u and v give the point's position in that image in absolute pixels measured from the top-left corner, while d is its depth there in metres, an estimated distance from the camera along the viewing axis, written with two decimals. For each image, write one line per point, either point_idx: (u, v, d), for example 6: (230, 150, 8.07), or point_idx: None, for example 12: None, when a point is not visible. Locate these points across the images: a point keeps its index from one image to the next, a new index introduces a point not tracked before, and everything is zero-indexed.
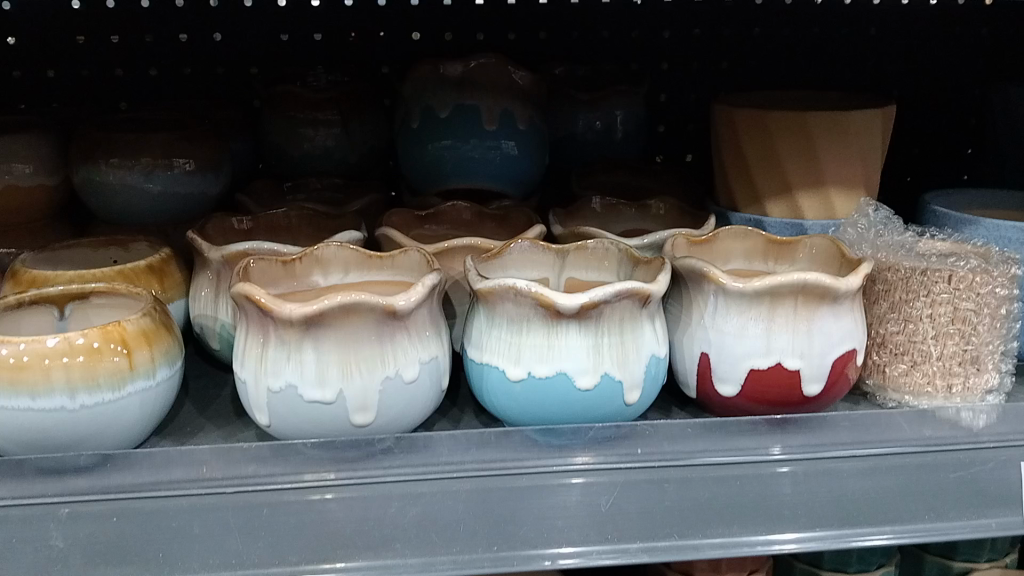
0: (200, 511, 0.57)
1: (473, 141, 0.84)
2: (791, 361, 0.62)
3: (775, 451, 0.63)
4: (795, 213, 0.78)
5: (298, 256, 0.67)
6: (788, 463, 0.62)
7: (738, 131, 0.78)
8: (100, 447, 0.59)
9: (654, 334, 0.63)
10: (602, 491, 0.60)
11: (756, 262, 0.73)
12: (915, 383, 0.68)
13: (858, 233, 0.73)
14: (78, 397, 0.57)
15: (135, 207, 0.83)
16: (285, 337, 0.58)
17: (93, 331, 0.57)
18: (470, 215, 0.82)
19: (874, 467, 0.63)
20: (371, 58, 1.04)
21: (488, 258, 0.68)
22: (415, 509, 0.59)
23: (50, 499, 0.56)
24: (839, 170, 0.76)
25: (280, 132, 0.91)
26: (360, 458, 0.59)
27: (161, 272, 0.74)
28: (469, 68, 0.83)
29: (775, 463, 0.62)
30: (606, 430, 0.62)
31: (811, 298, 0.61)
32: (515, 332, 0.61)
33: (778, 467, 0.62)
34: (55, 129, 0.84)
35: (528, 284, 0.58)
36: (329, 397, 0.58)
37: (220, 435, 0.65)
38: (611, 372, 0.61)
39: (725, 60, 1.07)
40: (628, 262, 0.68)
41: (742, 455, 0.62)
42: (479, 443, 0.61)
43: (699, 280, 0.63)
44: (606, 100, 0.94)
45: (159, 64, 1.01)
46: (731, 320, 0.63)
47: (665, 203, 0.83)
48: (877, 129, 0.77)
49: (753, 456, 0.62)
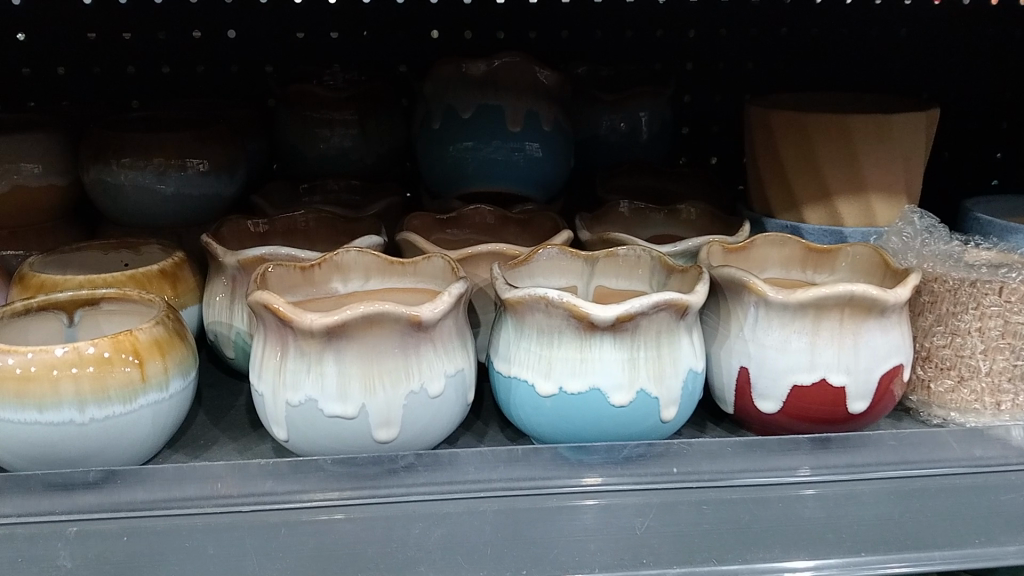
0: (214, 531, 0.54)
1: (497, 143, 0.81)
2: (837, 377, 0.59)
3: (802, 472, 0.60)
4: (833, 220, 0.75)
5: (317, 262, 0.64)
6: (815, 485, 0.59)
7: (774, 134, 0.75)
8: (110, 463, 0.57)
9: (692, 347, 0.60)
10: (635, 513, 0.57)
11: (794, 271, 0.70)
12: (962, 399, 0.65)
13: (902, 242, 0.70)
14: (88, 410, 0.54)
15: (146, 208, 0.80)
16: (305, 349, 0.55)
17: (104, 340, 0.55)
18: (494, 219, 0.79)
19: (917, 491, 0.60)
20: (390, 57, 1.02)
21: (515, 265, 0.65)
22: (440, 530, 0.56)
23: (58, 517, 0.54)
24: (882, 177, 0.73)
25: (295, 132, 0.88)
26: (381, 475, 0.56)
27: (174, 277, 0.71)
28: (493, 68, 0.79)
29: (799, 485, 0.59)
30: (640, 447, 0.59)
31: (857, 311, 0.58)
32: (546, 344, 0.58)
33: (804, 489, 0.59)
34: (65, 128, 0.81)
35: (560, 294, 0.55)
36: (350, 412, 0.55)
37: (236, 448, 0.62)
38: (647, 388, 0.58)
39: (751, 61, 1.04)
40: (661, 271, 0.65)
41: (774, 476, 0.59)
42: (506, 460, 0.57)
43: (738, 290, 0.60)
44: (631, 100, 0.91)
45: (171, 61, 0.99)
46: (773, 333, 0.59)
47: (696, 208, 0.80)
48: (921, 134, 0.73)
49: (785, 477, 0.59)
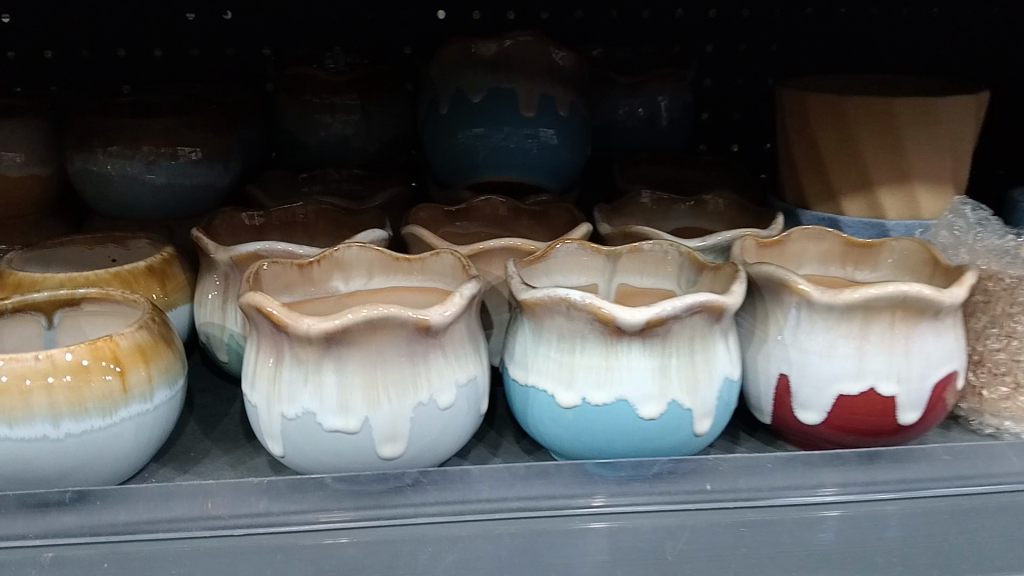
0: (203, 556, 0.49)
1: (509, 129, 0.75)
2: (886, 386, 0.54)
3: (826, 491, 0.54)
4: (875, 212, 0.69)
5: (316, 258, 0.59)
6: (840, 506, 0.54)
7: (811, 120, 0.70)
8: (88, 482, 0.52)
9: (727, 352, 0.55)
10: (664, 536, 0.52)
11: (833, 267, 0.64)
12: (1018, 407, 0.59)
13: (953, 237, 0.64)
14: (64, 425, 0.49)
15: (135, 200, 0.75)
16: (302, 357, 0.50)
17: (82, 346, 0.50)
18: (506, 211, 0.74)
19: (974, 510, 0.54)
20: (394, 40, 0.96)
21: (531, 262, 0.60)
22: (452, 556, 0.50)
23: (32, 542, 0.49)
24: (927, 164, 0.67)
25: (294, 119, 0.83)
26: (387, 493, 0.51)
27: (162, 274, 0.66)
28: (505, 48, 0.74)
29: (822, 506, 0.54)
30: (669, 463, 0.54)
31: (910, 313, 0.53)
32: (567, 350, 0.53)
33: (828, 510, 0.53)
34: (48, 114, 0.76)
35: (584, 296, 0.50)
36: (352, 426, 0.50)
37: (228, 462, 0.57)
38: (679, 399, 0.52)
39: (775, 43, 0.98)
40: (690, 268, 0.60)
41: (797, 494, 0.54)
42: (524, 477, 0.53)
43: (778, 290, 0.55)
44: (650, 84, 0.86)
45: (164, 45, 0.93)
46: (817, 336, 0.54)
47: (724, 200, 0.74)
48: (970, 120, 0.67)
49: (807, 496, 0.54)
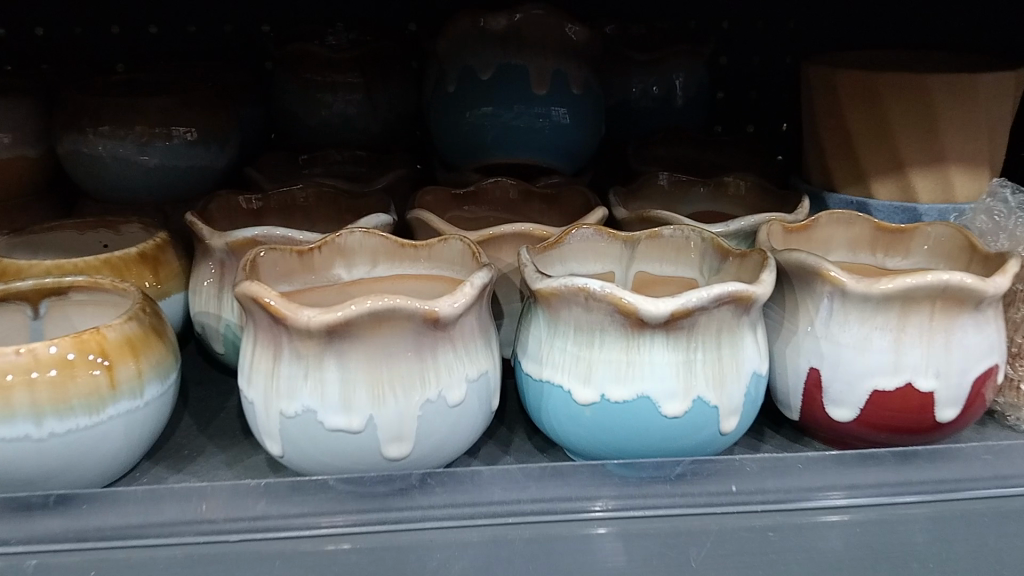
0: (196, 563, 0.46)
1: (519, 107, 0.72)
2: (924, 381, 0.50)
3: (834, 496, 0.51)
4: (906, 195, 0.66)
5: (317, 245, 0.56)
6: (848, 510, 0.51)
7: (839, 97, 0.66)
8: (74, 484, 0.49)
9: (756, 345, 0.51)
10: (687, 541, 0.49)
11: (862, 254, 0.61)
12: None
13: (993, 223, 0.61)
14: (47, 424, 0.46)
15: (128, 182, 0.72)
16: (302, 351, 0.46)
17: (66, 339, 0.46)
18: (516, 194, 0.71)
19: (1017, 512, 0.51)
20: (397, 16, 0.92)
21: (545, 248, 0.56)
22: (461, 562, 0.47)
23: (13, 548, 0.46)
24: (962, 145, 0.64)
25: (295, 97, 0.79)
26: (392, 495, 0.49)
27: (155, 261, 0.62)
28: (515, 22, 0.70)
29: (825, 512, 0.51)
30: (692, 464, 0.51)
31: (951, 304, 0.49)
32: (585, 344, 0.49)
33: (831, 516, 0.51)
34: (36, 92, 0.72)
35: (603, 285, 0.47)
36: (356, 425, 0.47)
37: (224, 460, 0.54)
38: (704, 395, 0.49)
39: (793, 19, 0.94)
40: (713, 255, 0.56)
41: (823, 498, 0.51)
42: (537, 478, 0.50)
43: (809, 278, 0.51)
44: (666, 61, 0.82)
45: (159, 21, 0.90)
46: (851, 329, 0.51)
47: (745, 182, 0.71)
48: (1007, 97, 0.64)
49: (826, 502, 0.51)
